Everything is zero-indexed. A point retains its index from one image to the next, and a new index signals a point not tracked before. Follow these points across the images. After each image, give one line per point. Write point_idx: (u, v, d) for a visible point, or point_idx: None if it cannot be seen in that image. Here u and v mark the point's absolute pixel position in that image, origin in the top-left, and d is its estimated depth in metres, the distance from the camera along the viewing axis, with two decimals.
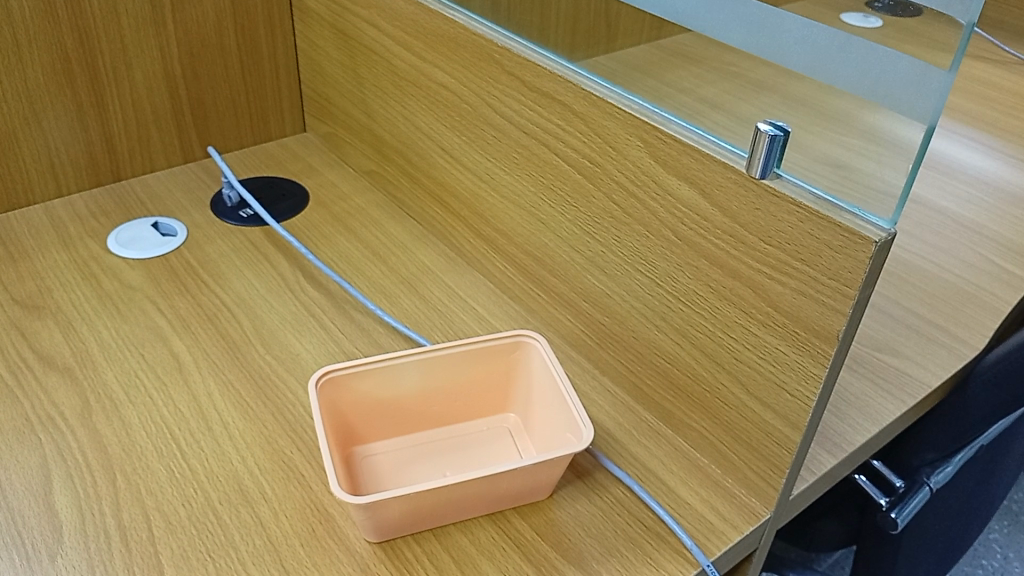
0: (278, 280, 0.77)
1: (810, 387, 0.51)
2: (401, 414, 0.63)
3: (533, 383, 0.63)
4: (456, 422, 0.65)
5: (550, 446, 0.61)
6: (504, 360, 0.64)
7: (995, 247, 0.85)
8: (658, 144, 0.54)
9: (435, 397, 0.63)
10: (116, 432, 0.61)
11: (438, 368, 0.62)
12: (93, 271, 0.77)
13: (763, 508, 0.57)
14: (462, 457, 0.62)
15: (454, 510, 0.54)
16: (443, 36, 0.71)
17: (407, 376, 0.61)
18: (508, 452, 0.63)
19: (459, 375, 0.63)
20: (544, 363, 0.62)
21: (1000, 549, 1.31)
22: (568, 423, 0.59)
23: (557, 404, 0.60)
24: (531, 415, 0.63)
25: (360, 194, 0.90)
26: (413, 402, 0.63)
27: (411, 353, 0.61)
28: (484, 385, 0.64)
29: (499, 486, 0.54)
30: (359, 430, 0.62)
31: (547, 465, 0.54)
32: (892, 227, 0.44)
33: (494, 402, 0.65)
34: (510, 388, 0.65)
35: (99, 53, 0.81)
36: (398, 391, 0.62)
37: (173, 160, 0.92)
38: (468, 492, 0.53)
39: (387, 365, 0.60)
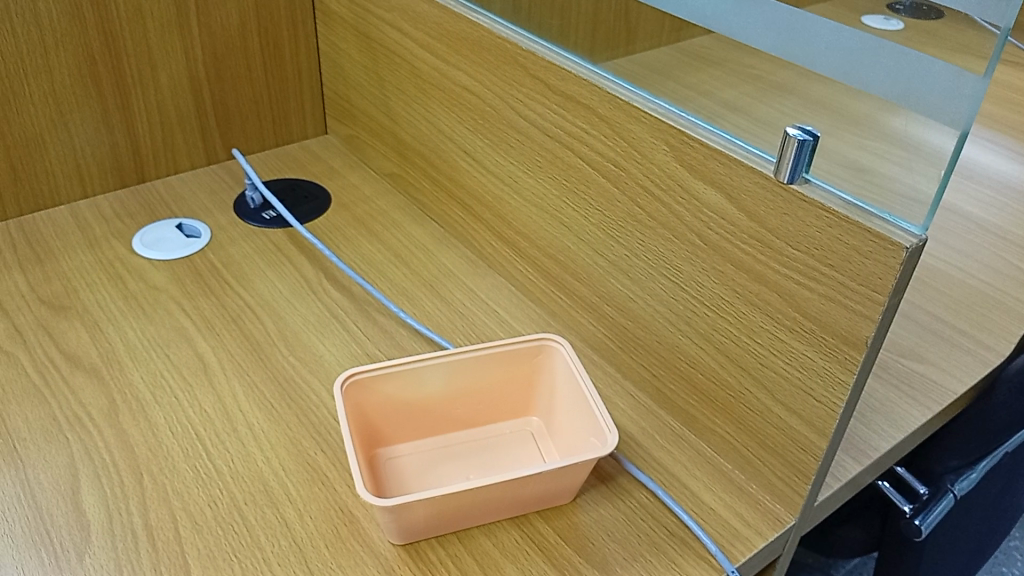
0: (300, 282, 0.77)
1: (838, 393, 0.51)
2: (425, 417, 0.63)
3: (556, 386, 0.63)
4: (479, 425, 0.65)
5: (574, 450, 0.60)
6: (528, 364, 0.64)
7: (1019, 252, 0.84)
8: (684, 148, 0.54)
9: (459, 400, 0.63)
10: (142, 432, 0.61)
11: (462, 371, 0.62)
12: (119, 272, 0.77)
13: (788, 514, 0.57)
14: (486, 460, 0.62)
15: (478, 513, 0.55)
16: (467, 39, 0.71)
17: (432, 378, 0.62)
18: (532, 456, 0.63)
19: (483, 378, 0.63)
20: (568, 367, 0.62)
21: (1020, 557, 1.29)
22: (592, 427, 0.58)
23: (582, 409, 0.60)
24: (555, 419, 0.63)
25: (381, 196, 0.91)
26: (437, 405, 0.63)
27: (436, 356, 0.61)
28: (507, 389, 0.64)
29: (523, 490, 0.54)
30: (383, 432, 0.62)
31: (572, 469, 0.54)
32: (924, 232, 0.44)
33: (517, 405, 0.65)
34: (533, 392, 0.65)
35: (126, 56, 0.82)
36: (422, 393, 0.62)
37: (197, 161, 0.93)
38: (493, 495, 0.53)
39: (412, 367, 0.60)
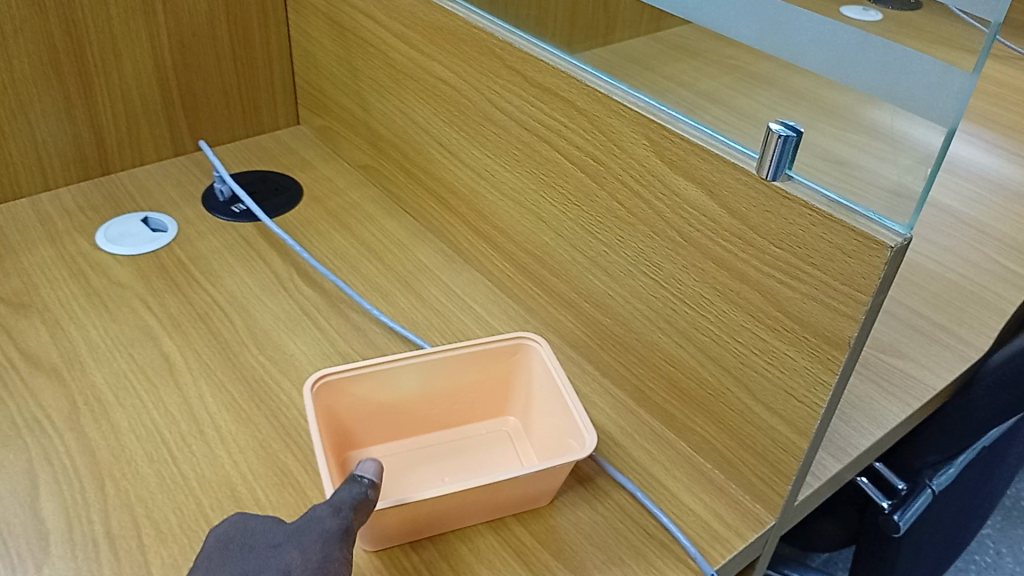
0: (271, 278, 0.75)
1: (819, 394, 0.50)
2: (398, 419, 0.61)
3: (533, 386, 0.62)
4: (455, 426, 0.63)
5: (552, 452, 0.59)
6: (504, 363, 0.62)
7: (997, 246, 0.84)
8: (665, 142, 0.53)
9: (434, 400, 0.62)
10: (105, 436, 0.59)
11: (438, 371, 0.61)
12: (82, 268, 0.75)
13: (768, 513, 0.56)
14: (462, 462, 0.61)
15: (453, 518, 0.53)
16: (442, 28, 0.69)
17: (406, 379, 0.60)
18: (508, 457, 0.61)
19: (459, 379, 0.62)
20: (545, 367, 0.61)
21: (992, 545, 1.31)
22: (570, 428, 0.57)
23: (559, 410, 0.59)
24: (532, 419, 0.62)
25: (355, 189, 0.89)
26: (411, 406, 0.61)
27: (410, 356, 0.59)
28: (484, 389, 0.63)
29: (500, 494, 0.53)
30: (356, 434, 0.60)
31: (549, 473, 0.52)
32: (908, 232, 0.43)
33: (493, 405, 0.64)
34: (510, 392, 0.64)
35: (88, 43, 0.79)
36: (396, 395, 0.60)
37: (163, 152, 0.90)
38: (469, 500, 0.52)
39: (385, 368, 0.59)
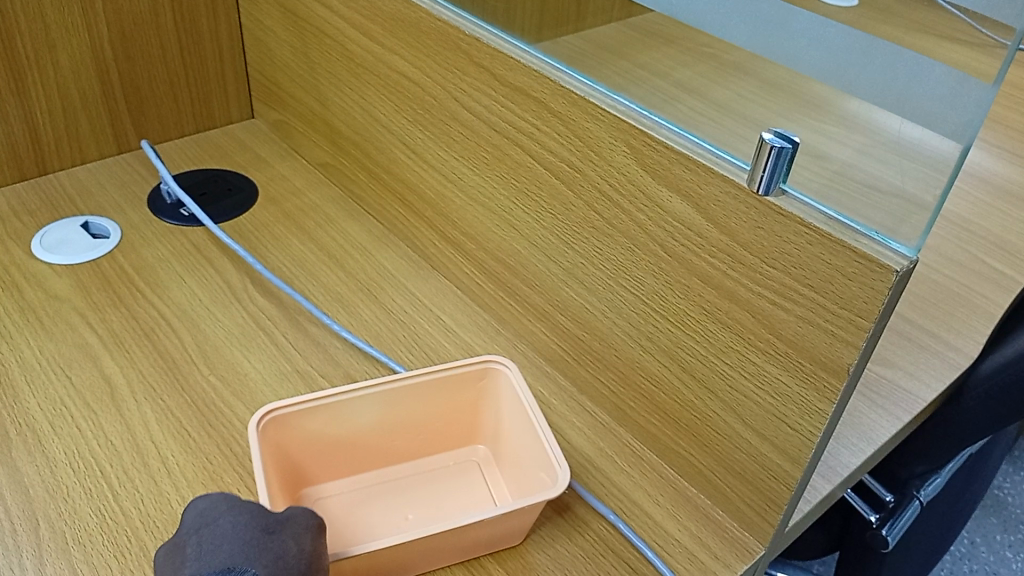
0: (223, 288, 0.70)
1: (814, 423, 0.46)
2: (359, 452, 0.57)
3: (503, 413, 0.58)
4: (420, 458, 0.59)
5: (524, 485, 0.55)
6: (471, 390, 0.58)
7: (983, 245, 0.81)
8: (647, 150, 0.48)
9: (396, 431, 0.58)
10: (38, 470, 0.54)
11: (398, 401, 0.56)
12: (15, 280, 0.69)
13: (757, 543, 0.53)
14: (427, 497, 0.57)
15: (417, 563, 0.49)
16: (404, 20, 0.64)
17: (364, 411, 0.56)
18: (478, 490, 0.57)
19: (422, 408, 0.58)
20: (515, 394, 0.57)
21: (966, 535, 1.28)
22: (543, 462, 0.53)
23: (531, 441, 0.55)
24: (503, 448, 0.58)
25: (315, 189, 0.83)
26: (372, 438, 0.57)
27: (367, 386, 0.55)
28: (450, 417, 0.59)
29: (467, 536, 0.49)
30: (312, 470, 0.56)
31: (520, 512, 0.49)
32: (915, 254, 0.39)
33: (461, 433, 0.60)
34: (479, 420, 0.59)
35: (18, 34, 0.72)
36: (354, 427, 0.56)
37: (106, 150, 0.84)
38: (434, 544, 0.48)
39: (341, 400, 0.55)
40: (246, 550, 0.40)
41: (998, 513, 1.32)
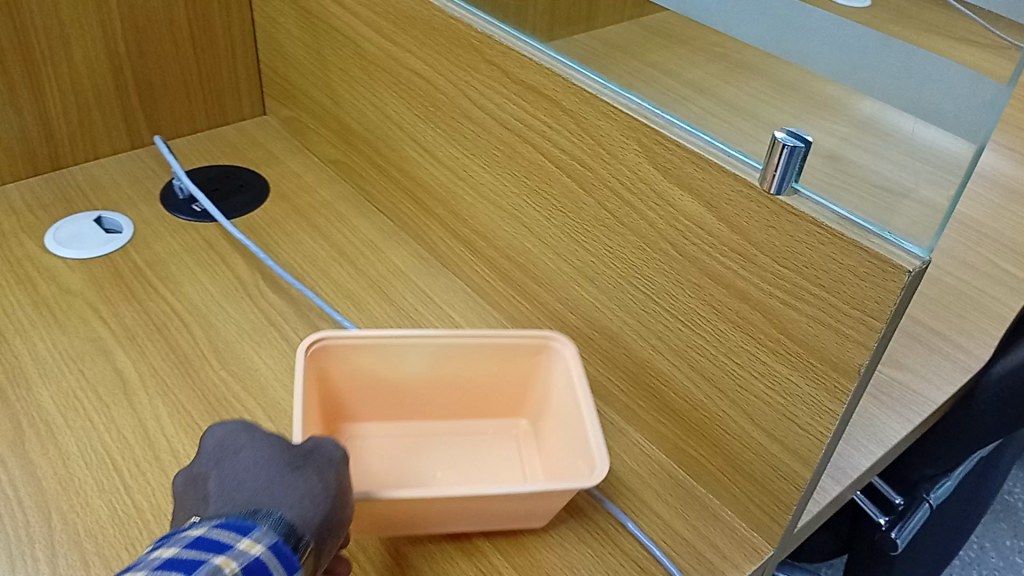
0: (234, 284, 0.70)
1: (825, 423, 0.46)
2: (413, 398, 0.60)
3: (552, 390, 0.59)
4: (465, 419, 0.62)
5: (558, 465, 0.57)
6: (524, 363, 0.60)
7: (995, 247, 0.81)
8: (658, 149, 0.48)
9: (449, 386, 0.60)
10: (51, 463, 0.55)
11: (450, 359, 0.59)
12: (29, 274, 0.69)
13: (766, 543, 0.53)
14: (463, 456, 0.59)
15: (434, 522, 0.51)
16: (416, 18, 0.64)
17: (417, 360, 0.59)
18: (512, 463, 0.59)
19: (473, 371, 0.60)
20: (566, 371, 0.58)
21: (976, 540, 1.28)
22: (580, 449, 0.54)
23: (573, 418, 0.56)
24: (546, 427, 0.60)
25: (326, 186, 0.84)
26: (426, 387, 0.60)
27: (422, 336, 0.58)
28: (500, 385, 0.61)
29: (487, 506, 0.50)
30: (370, 404, 0.60)
31: (547, 495, 0.49)
32: (929, 253, 0.39)
33: (510, 405, 0.62)
34: (529, 396, 0.61)
35: (34, 30, 0.72)
36: (410, 373, 0.59)
37: (120, 145, 0.84)
38: (452, 509, 0.49)
39: (396, 346, 0.58)
40: (271, 488, 0.40)
41: (1007, 516, 1.32)
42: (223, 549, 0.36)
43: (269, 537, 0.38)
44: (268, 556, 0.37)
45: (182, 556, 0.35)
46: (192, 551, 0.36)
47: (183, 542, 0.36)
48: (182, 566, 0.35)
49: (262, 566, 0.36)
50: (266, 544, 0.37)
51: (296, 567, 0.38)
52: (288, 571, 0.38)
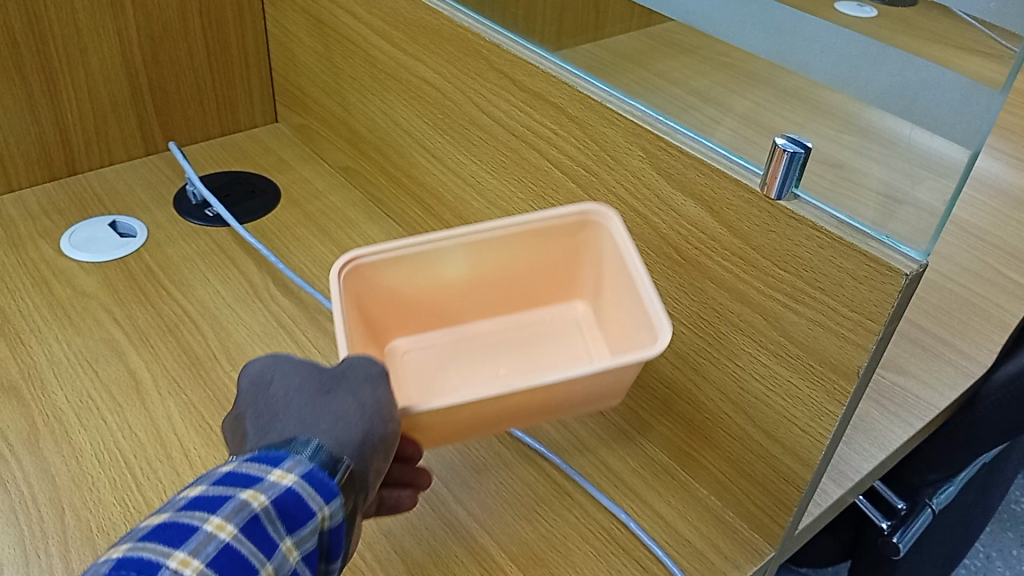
0: (245, 288, 0.72)
1: (824, 425, 0.47)
2: (462, 298, 0.59)
3: (604, 267, 0.57)
4: (518, 310, 0.62)
5: (619, 347, 0.56)
6: (569, 241, 0.57)
7: (999, 255, 0.82)
8: (662, 155, 0.50)
9: (496, 279, 0.59)
10: (65, 460, 0.56)
11: (490, 253, 0.57)
12: (44, 276, 0.71)
13: (767, 545, 0.54)
14: (523, 354, 0.59)
15: (502, 425, 0.50)
16: (426, 27, 0.65)
17: (456, 261, 0.57)
18: (574, 353, 0.59)
19: (516, 258, 0.58)
20: (614, 245, 0.55)
21: (982, 548, 1.27)
22: (641, 320, 0.52)
23: (630, 296, 0.54)
24: (602, 304, 0.58)
25: (336, 192, 0.85)
26: (472, 287, 0.59)
27: (455, 236, 0.55)
28: (547, 267, 0.59)
29: (550, 399, 0.48)
30: (420, 316, 0.59)
31: (613, 371, 0.47)
32: (925, 258, 0.40)
33: (562, 285, 0.61)
34: (579, 273, 0.60)
35: (51, 38, 0.74)
36: (450, 277, 0.58)
37: (134, 151, 0.86)
38: (516, 407, 0.48)
39: (430, 251, 0.55)
40: (304, 416, 0.38)
41: (1014, 526, 1.31)
42: (251, 483, 0.34)
43: (302, 464, 0.36)
44: (301, 484, 0.35)
45: (208, 494, 0.34)
46: (218, 488, 0.34)
47: (212, 479, 0.35)
48: (207, 504, 0.33)
49: (295, 496, 0.35)
50: (300, 472, 0.35)
51: (335, 493, 0.36)
52: (326, 498, 0.36)
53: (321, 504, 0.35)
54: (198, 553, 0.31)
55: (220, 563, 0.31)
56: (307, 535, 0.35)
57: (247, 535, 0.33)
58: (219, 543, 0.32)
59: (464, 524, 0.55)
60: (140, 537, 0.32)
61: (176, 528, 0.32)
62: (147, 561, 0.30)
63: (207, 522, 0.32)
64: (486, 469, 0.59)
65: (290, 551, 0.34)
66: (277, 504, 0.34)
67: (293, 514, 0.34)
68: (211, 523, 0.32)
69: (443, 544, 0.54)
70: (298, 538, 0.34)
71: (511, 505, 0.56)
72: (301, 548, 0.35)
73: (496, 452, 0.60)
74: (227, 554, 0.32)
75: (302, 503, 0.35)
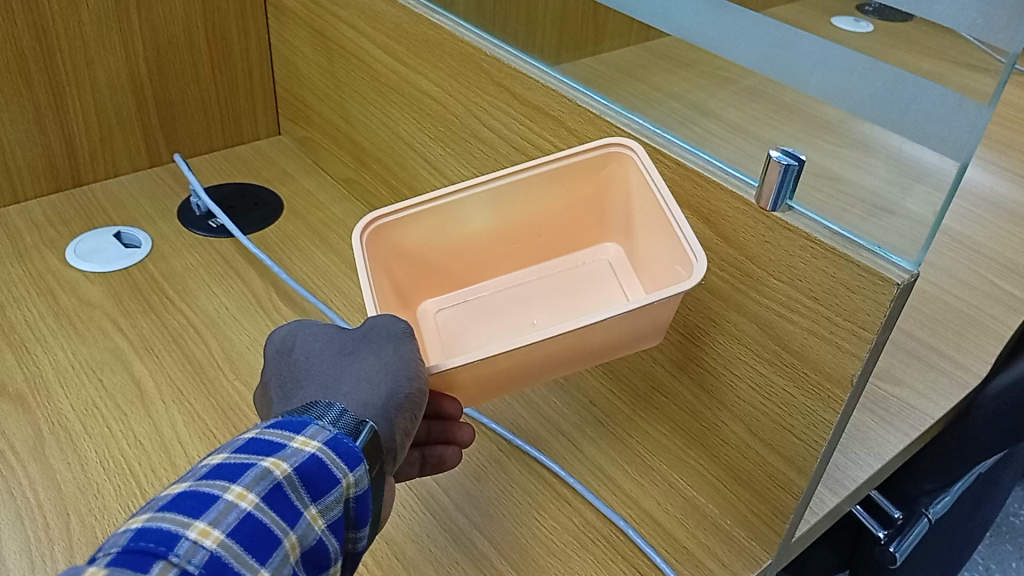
0: (249, 298, 0.73)
1: (819, 432, 0.47)
2: (488, 249, 0.58)
3: (632, 206, 0.56)
4: (548, 257, 0.60)
5: (653, 286, 0.55)
6: (593, 180, 0.56)
7: (994, 267, 0.82)
8: (660, 168, 0.51)
9: (521, 227, 0.58)
10: (70, 467, 0.56)
11: (510, 201, 0.56)
12: (50, 286, 0.72)
13: (764, 552, 0.54)
14: (556, 303, 0.59)
15: (542, 371, 0.49)
16: (427, 41, 0.66)
17: (478, 213, 0.56)
18: (608, 298, 0.58)
19: (540, 204, 0.57)
20: (642, 181, 0.53)
21: (981, 561, 1.27)
22: (676, 255, 0.51)
23: (661, 237, 0.52)
24: (633, 242, 0.57)
25: (338, 204, 0.86)
26: (497, 237, 0.58)
27: (471, 188, 0.54)
28: (574, 210, 0.58)
29: (587, 340, 0.47)
30: (448, 273, 0.59)
31: (648, 308, 0.46)
32: (916, 267, 0.41)
33: (591, 227, 0.59)
34: (607, 213, 0.58)
35: (59, 51, 0.75)
36: (474, 229, 0.57)
37: (139, 163, 0.87)
38: (554, 350, 0.47)
39: (449, 204, 0.54)
40: (326, 378, 0.41)
41: (1013, 539, 1.31)
42: (274, 451, 0.35)
43: (325, 431, 0.37)
44: (325, 452, 0.36)
45: (231, 462, 0.35)
46: (241, 456, 0.35)
47: (235, 446, 0.36)
48: (229, 474, 0.34)
49: (318, 464, 0.36)
50: (323, 439, 0.36)
51: (360, 459, 0.37)
52: (350, 464, 0.37)
53: (345, 471, 0.36)
54: (218, 522, 0.32)
55: (240, 531, 0.32)
56: (331, 502, 0.36)
57: (269, 503, 0.34)
58: (239, 512, 0.33)
59: (465, 531, 0.56)
60: (163, 505, 0.33)
61: (197, 499, 0.33)
62: (167, 531, 0.31)
63: (228, 492, 0.33)
64: (487, 476, 0.60)
65: (315, 517, 0.35)
66: (300, 472, 0.35)
67: (317, 482, 0.35)
68: (233, 492, 0.33)
69: (444, 551, 0.54)
70: (322, 505, 0.35)
71: (511, 512, 0.57)
72: (326, 515, 0.36)
73: (497, 460, 0.61)
74: (247, 523, 0.33)
75: (325, 471, 0.36)
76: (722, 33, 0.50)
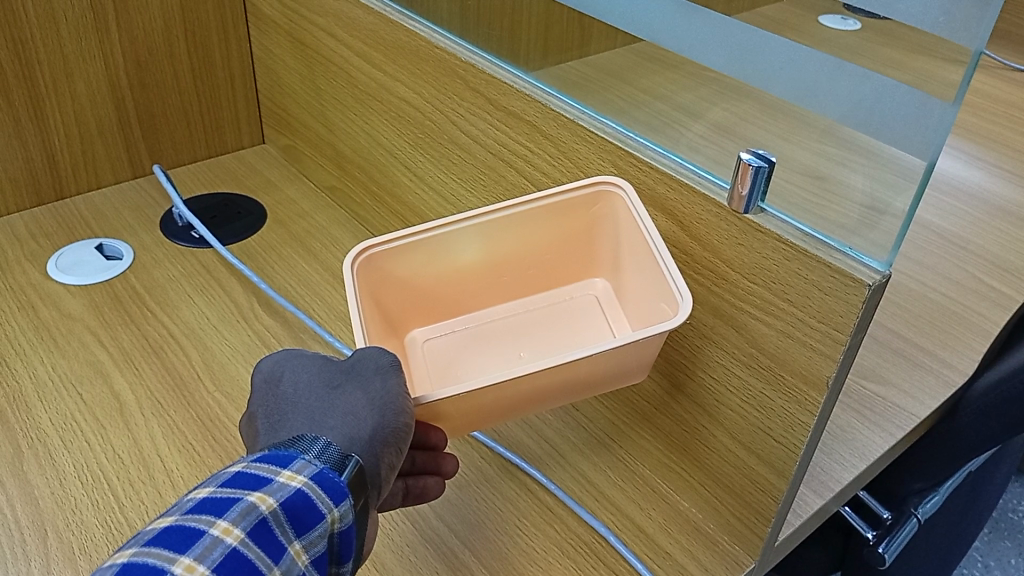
0: (230, 308, 0.72)
1: (798, 435, 0.47)
2: (478, 281, 0.58)
3: (620, 241, 0.55)
4: (538, 289, 0.60)
5: (639, 321, 0.55)
6: (583, 215, 0.56)
7: (982, 264, 0.82)
8: (634, 172, 0.51)
9: (511, 261, 0.58)
10: (48, 482, 0.56)
11: (502, 235, 0.56)
12: (31, 300, 0.72)
13: (748, 556, 0.54)
14: (546, 335, 0.58)
15: (528, 405, 0.49)
16: (404, 48, 0.66)
17: (470, 244, 0.55)
18: (595, 332, 0.58)
19: (531, 238, 0.57)
20: (630, 219, 0.53)
21: (980, 558, 1.26)
22: (662, 292, 0.51)
23: (648, 271, 0.52)
24: (620, 277, 0.57)
25: (321, 211, 0.86)
26: (488, 269, 0.58)
27: (465, 220, 0.54)
28: (563, 245, 0.58)
29: (574, 374, 0.47)
30: (438, 303, 0.58)
31: (636, 343, 0.46)
32: (887, 268, 0.41)
33: (580, 262, 0.59)
34: (596, 248, 0.58)
35: (38, 64, 0.75)
36: (465, 261, 0.56)
37: (122, 175, 0.87)
38: (537, 385, 0.47)
39: (443, 235, 0.54)
40: (311, 415, 0.40)
41: (1012, 535, 1.30)
42: (260, 486, 0.35)
43: (311, 466, 0.36)
44: (311, 486, 0.36)
45: (217, 496, 0.34)
46: (227, 490, 0.35)
47: (220, 480, 0.36)
48: (216, 508, 0.34)
49: (304, 499, 0.35)
50: (309, 474, 0.36)
51: (345, 494, 0.37)
52: (335, 499, 0.36)
53: (330, 506, 0.36)
54: (203, 558, 0.32)
55: (226, 568, 0.32)
56: (316, 537, 0.35)
57: (255, 539, 0.33)
58: (225, 548, 0.32)
59: (446, 540, 0.55)
60: (150, 540, 0.33)
61: (182, 533, 0.33)
62: (153, 567, 0.31)
63: (214, 527, 0.33)
64: (470, 484, 0.59)
65: (298, 553, 0.35)
66: (286, 507, 0.35)
67: (302, 517, 0.35)
68: (218, 527, 0.33)
69: (424, 561, 0.54)
70: (306, 541, 0.35)
71: (493, 520, 0.57)
72: (310, 551, 0.35)
73: (479, 468, 0.61)
74: (233, 559, 0.32)
75: (310, 505, 0.35)
76: (691, 32, 0.49)
